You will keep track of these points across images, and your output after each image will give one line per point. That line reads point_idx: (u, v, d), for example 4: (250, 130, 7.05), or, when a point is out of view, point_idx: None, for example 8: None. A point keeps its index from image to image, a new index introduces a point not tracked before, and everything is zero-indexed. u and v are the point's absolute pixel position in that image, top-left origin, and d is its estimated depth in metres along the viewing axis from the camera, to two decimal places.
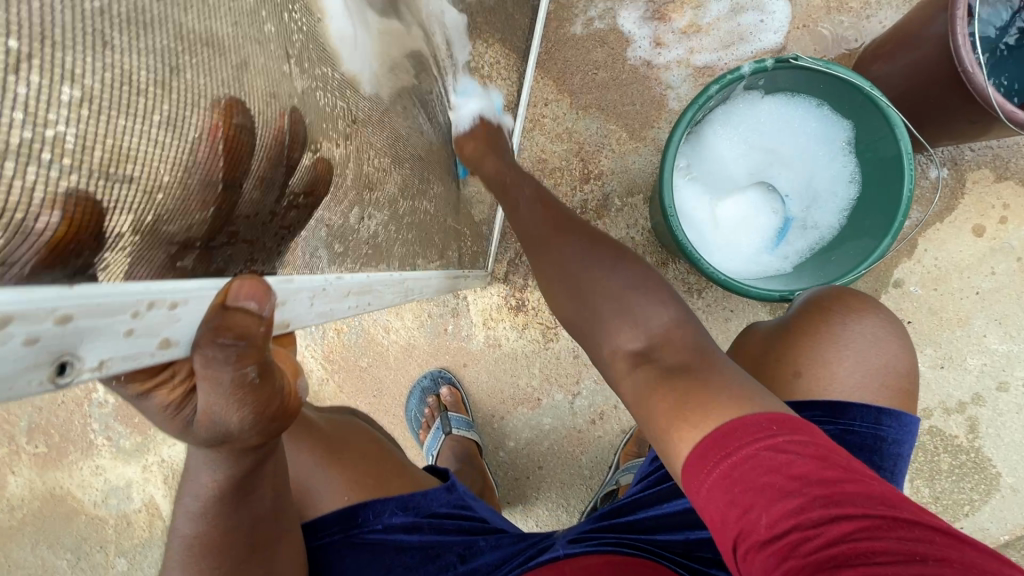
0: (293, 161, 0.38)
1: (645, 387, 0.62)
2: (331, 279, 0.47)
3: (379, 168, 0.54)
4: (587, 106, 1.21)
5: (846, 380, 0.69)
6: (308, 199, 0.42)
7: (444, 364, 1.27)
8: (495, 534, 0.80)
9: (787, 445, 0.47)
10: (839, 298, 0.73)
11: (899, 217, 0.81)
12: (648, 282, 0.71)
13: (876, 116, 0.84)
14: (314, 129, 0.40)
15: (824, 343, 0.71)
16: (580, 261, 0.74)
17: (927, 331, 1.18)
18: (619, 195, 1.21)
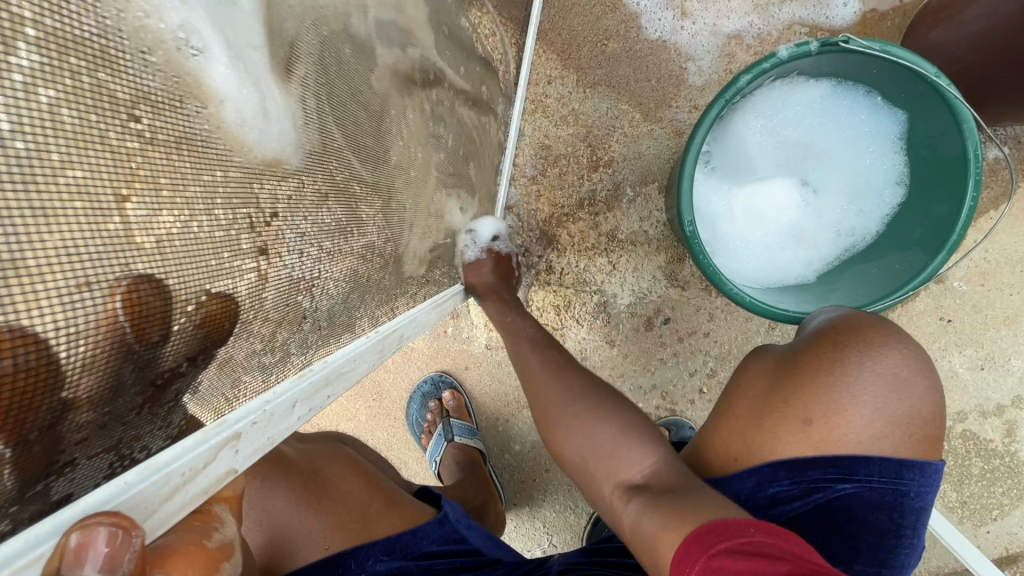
0: (159, 335, 0.30)
1: (636, 515, 0.59)
2: (268, 396, 0.40)
3: (325, 237, 0.43)
4: (595, 83, 1.07)
5: (863, 431, 0.62)
6: (196, 364, 0.34)
7: (445, 367, 1.21)
8: (490, 565, 0.75)
9: (762, 545, 0.46)
10: (855, 331, 0.64)
11: (956, 231, 0.70)
12: (636, 429, 0.68)
13: (940, 108, 0.71)
14: (198, 277, 0.31)
15: (840, 385, 0.62)
16: (580, 411, 0.71)
17: (969, 331, 1.08)
18: (631, 184, 1.09)
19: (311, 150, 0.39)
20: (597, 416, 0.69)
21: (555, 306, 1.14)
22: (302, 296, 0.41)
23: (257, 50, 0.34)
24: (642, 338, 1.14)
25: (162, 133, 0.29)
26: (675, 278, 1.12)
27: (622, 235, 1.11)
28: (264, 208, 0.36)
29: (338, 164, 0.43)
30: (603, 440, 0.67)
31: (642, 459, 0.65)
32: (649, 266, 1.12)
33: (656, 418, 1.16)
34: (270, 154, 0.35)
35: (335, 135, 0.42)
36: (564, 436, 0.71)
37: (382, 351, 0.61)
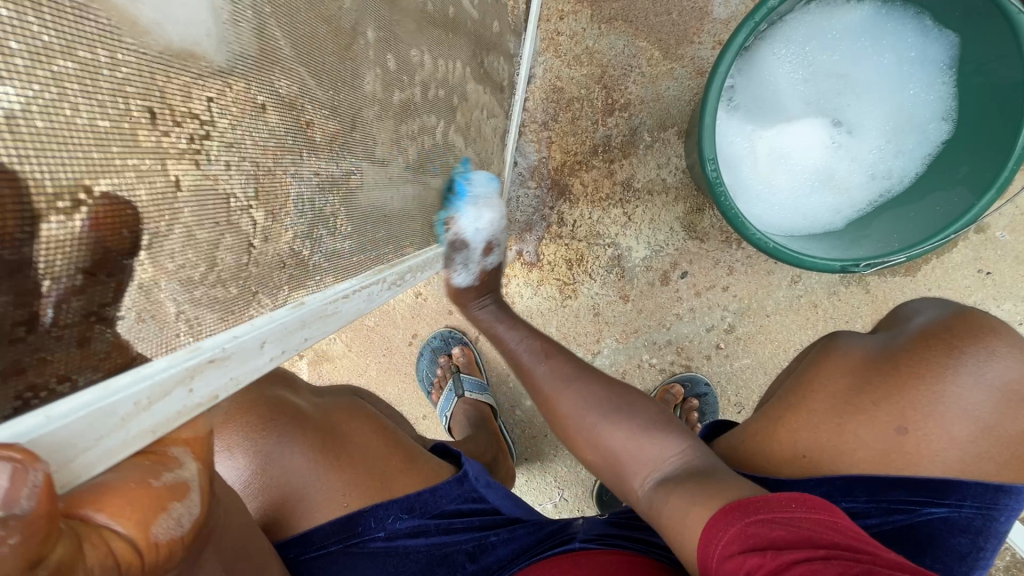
0: (21, 233, 0.25)
1: (664, 501, 0.62)
2: (236, 334, 0.38)
3: (257, 154, 0.38)
4: (611, 18, 0.99)
5: (966, 445, 0.64)
6: (106, 279, 0.29)
7: (455, 324, 1.19)
8: (510, 525, 0.76)
9: (801, 521, 0.50)
10: (963, 334, 0.66)
11: (1009, 165, 0.63)
12: (663, 423, 0.72)
13: (999, 24, 0.63)
14: (71, 168, 0.26)
15: (944, 392, 0.64)
16: (595, 409, 0.75)
17: (1010, 284, 1.01)
18: (649, 129, 1.03)
19: (237, 48, 0.34)
20: (621, 417, 0.73)
21: (567, 260, 1.11)
22: (240, 218, 0.37)
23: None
24: (658, 293, 1.10)
25: None
26: (694, 229, 1.06)
27: (638, 183, 1.06)
28: (175, 106, 0.31)
29: (283, 75, 0.39)
30: (623, 441, 0.72)
31: (669, 447, 0.69)
32: (666, 217, 1.06)
33: (670, 375, 1.13)
34: (181, 42, 0.30)
35: (278, 40, 0.37)
36: (591, 454, 0.75)
37: (370, 298, 0.60)
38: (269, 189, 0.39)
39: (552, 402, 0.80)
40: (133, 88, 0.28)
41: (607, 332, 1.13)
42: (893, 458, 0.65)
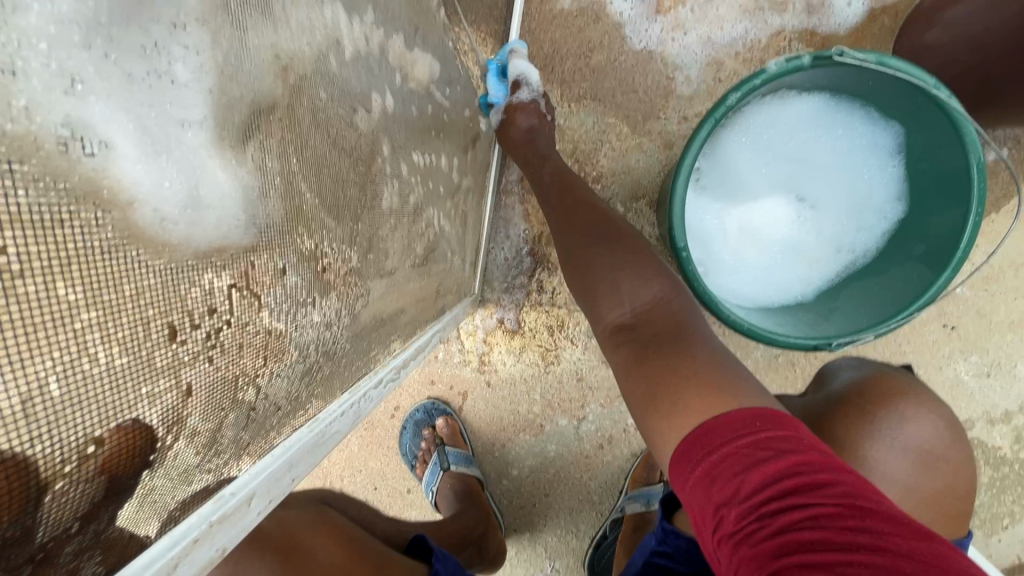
0: (25, 505, 0.24)
1: (626, 368, 0.59)
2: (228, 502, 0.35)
3: (272, 321, 0.37)
4: (580, 97, 1.03)
5: (894, 509, 0.62)
6: (100, 505, 0.28)
7: (437, 394, 1.18)
8: None
9: (765, 440, 0.45)
10: (880, 392, 0.67)
11: (961, 247, 0.66)
12: (640, 259, 0.65)
13: (939, 120, 0.67)
14: (86, 423, 0.25)
15: (868, 457, 0.63)
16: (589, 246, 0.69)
17: (973, 337, 1.05)
18: (621, 199, 1.06)
19: (256, 224, 0.34)
20: (607, 244, 0.67)
21: (549, 327, 1.11)
22: (244, 390, 0.36)
23: (188, 127, 0.29)
24: None
25: (42, 257, 0.22)
26: None
27: None
28: (195, 310, 0.30)
29: (302, 230, 0.39)
30: (602, 268, 0.65)
31: (645, 290, 0.62)
32: None
33: None
34: (202, 247, 0.30)
35: (297, 195, 0.38)
36: (574, 264, 0.69)
37: (363, 407, 0.56)
38: (270, 353, 0.38)
39: (561, 198, 0.78)
40: (156, 311, 0.28)
41: (592, 397, 1.14)
42: None
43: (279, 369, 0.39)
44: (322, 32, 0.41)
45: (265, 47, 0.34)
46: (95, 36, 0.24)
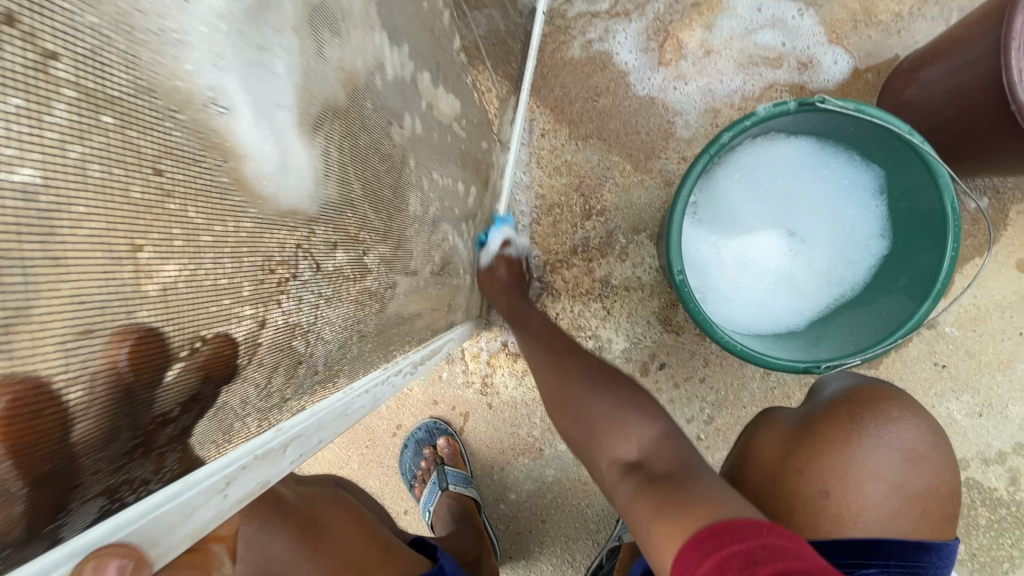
0: (154, 376, 0.30)
1: (628, 495, 0.63)
2: (259, 449, 0.39)
3: (326, 287, 0.43)
4: (587, 136, 1.11)
5: (882, 504, 0.63)
6: (198, 397, 0.34)
7: (440, 414, 1.20)
8: None
9: (777, 544, 0.47)
10: (865, 397, 0.69)
11: (942, 278, 0.71)
12: (633, 403, 0.73)
13: (916, 163, 0.73)
14: (193, 323, 0.31)
15: (856, 456, 0.65)
16: (583, 386, 0.79)
17: (964, 377, 1.08)
18: (624, 231, 1.12)
19: (322, 202, 0.40)
20: (602, 392, 0.76)
21: None
22: (298, 342, 0.41)
23: (283, 111, 0.36)
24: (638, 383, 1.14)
25: (179, 185, 0.29)
26: (669, 322, 1.13)
27: (616, 281, 1.13)
28: (274, 256, 0.37)
29: (356, 216, 0.45)
30: (603, 412, 0.73)
31: (645, 428, 0.70)
32: (642, 311, 1.13)
33: None
34: (287, 205, 0.37)
35: (354, 185, 0.44)
36: (570, 419, 0.78)
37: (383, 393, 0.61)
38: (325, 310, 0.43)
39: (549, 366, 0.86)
40: (248, 250, 0.34)
41: None
42: (820, 522, 0.63)
43: (325, 331, 0.44)
44: (372, 54, 0.48)
45: (337, 63, 0.42)
46: (236, 30, 0.32)
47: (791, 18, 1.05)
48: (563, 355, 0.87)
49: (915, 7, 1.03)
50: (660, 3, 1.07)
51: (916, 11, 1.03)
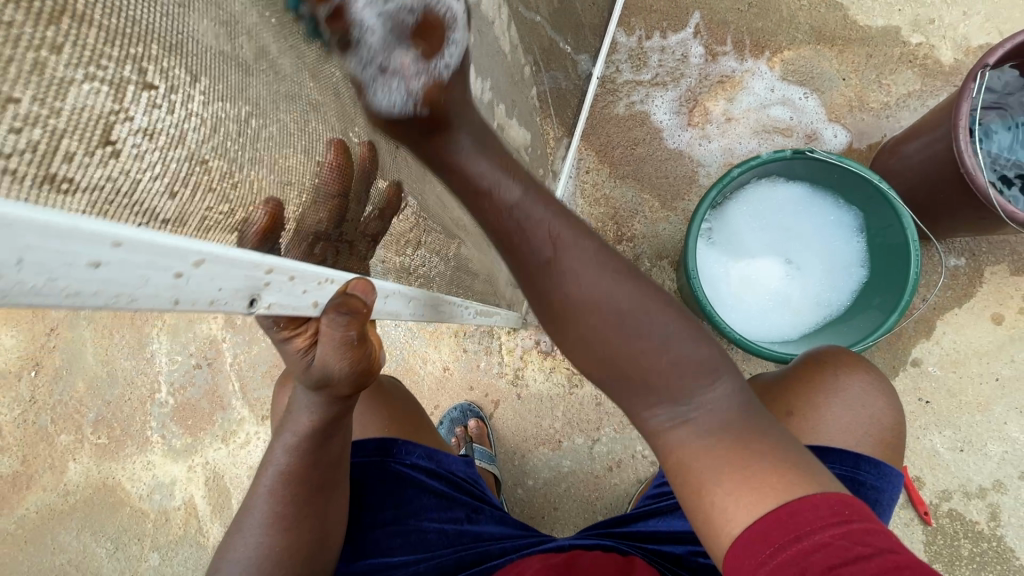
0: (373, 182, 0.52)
1: (678, 444, 0.61)
2: (403, 288, 0.62)
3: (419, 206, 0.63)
4: (623, 176, 1.34)
5: (837, 424, 0.80)
6: (382, 217, 0.55)
7: (473, 399, 1.35)
8: (498, 510, 0.92)
9: (861, 536, 0.50)
10: (829, 352, 0.87)
11: (906, 295, 0.88)
12: (699, 361, 0.61)
13: (885, 207, 0.93)
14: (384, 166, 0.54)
15: (819, 388, 0.83)
16: (624, 330, 0.61)
17: (946, 413, 1.21)
18: (649, 256, 1.32)
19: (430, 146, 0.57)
20: (652, 347, 0.61)
21: None
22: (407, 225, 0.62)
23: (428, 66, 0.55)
24: None
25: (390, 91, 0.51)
26: None
27: None
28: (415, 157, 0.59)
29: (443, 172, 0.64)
30: (653, 360, 0.60)
31: (712, 389, 0.61)
32: None
33: None
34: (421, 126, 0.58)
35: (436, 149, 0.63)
36: (595, 367, 0.64)
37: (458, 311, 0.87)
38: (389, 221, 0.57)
39: (571, 279, 0.62)
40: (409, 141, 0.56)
41: (607, 422, 1.30)
42: None
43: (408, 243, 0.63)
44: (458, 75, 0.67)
45: None
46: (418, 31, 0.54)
47: (798, 99, 1.30)
48: (604, 262, 0.63)
49: (900, 99, 1.27)
50: (692, 78, 1.33)
51: (901, 102, 1.27)
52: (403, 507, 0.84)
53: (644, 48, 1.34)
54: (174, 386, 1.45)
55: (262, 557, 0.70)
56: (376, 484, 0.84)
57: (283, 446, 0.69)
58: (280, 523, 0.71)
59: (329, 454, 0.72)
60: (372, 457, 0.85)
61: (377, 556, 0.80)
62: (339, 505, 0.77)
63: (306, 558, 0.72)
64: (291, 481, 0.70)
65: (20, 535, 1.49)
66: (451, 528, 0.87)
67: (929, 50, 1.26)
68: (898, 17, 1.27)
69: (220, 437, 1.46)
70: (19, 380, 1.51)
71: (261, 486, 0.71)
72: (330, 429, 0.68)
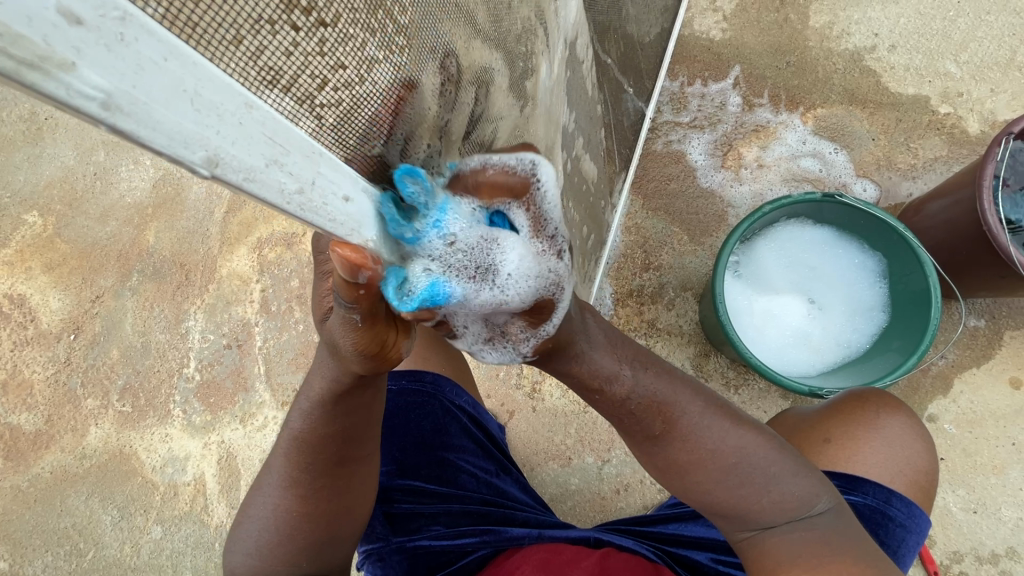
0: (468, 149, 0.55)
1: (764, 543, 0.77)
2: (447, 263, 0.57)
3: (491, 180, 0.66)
4: (656, 208, 1.41)
5: (875, 459, 0.85)
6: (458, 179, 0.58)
7: (489, 407, 1.38)
8: (515, 470, 1.10)
9: None
10: (875, 390, 0.91)
11: (926, 339, 0.92)
12: (797, 480, 0.75)
13: (909, 255, 0.98)
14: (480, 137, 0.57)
15: (862, 423, 0.88)
16: (730, 459, 0.75)
17: (961, 472, 1.20)
18: (674, 286, 1.37)
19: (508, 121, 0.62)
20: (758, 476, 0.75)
21: None
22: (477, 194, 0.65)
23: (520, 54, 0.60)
24: None
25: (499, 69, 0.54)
26: (700, 369, 1.33)
27: (660, 325, 1.36)
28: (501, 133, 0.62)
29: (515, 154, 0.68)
30: (758, 487, 0.75)
31: (817, 515, 0.76)
32: (679, 354, 1.34)
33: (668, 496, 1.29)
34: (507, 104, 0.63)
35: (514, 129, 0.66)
36: (704, 486, 0.76)
37: None
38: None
39: (680, 453, 0.75)
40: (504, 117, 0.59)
41: (618, 443, 1.32)
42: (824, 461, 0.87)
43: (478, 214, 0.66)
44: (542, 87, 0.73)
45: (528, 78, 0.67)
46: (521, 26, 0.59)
47: (828, 153, 1.37)
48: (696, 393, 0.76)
49: (927, 163, 1.33)
50: (728, 124, 1.41)
51: (927, 166, 1.33)
52: (448, 444, 1.01)
53: (686, 93, 1.43)
54: (204, 363, 1.50)
55: (279, 518, 0.73)
56: (427, 415, 1.00)
57: (298, 411, 0.68)
58: (295, 489, 0.72)
59: (343, 429, 0.68)
60: (427, 388, 1.01)
61: (418, 481, 0.97)
62: (358, 482, 0.76)
63: (326, 522, 0.74)
64: (305, 449, 0.69)
65: (30, 493, 1.51)
66: (484, 475, 1.03)
67: (956, 120, 1.34)
68: (928, 87, 1.35)
69: (239, 418, 1.50)
70: (57, 341, 1.57)
71: (279, 449, 0.72)
72: (349, 398, 0.65)
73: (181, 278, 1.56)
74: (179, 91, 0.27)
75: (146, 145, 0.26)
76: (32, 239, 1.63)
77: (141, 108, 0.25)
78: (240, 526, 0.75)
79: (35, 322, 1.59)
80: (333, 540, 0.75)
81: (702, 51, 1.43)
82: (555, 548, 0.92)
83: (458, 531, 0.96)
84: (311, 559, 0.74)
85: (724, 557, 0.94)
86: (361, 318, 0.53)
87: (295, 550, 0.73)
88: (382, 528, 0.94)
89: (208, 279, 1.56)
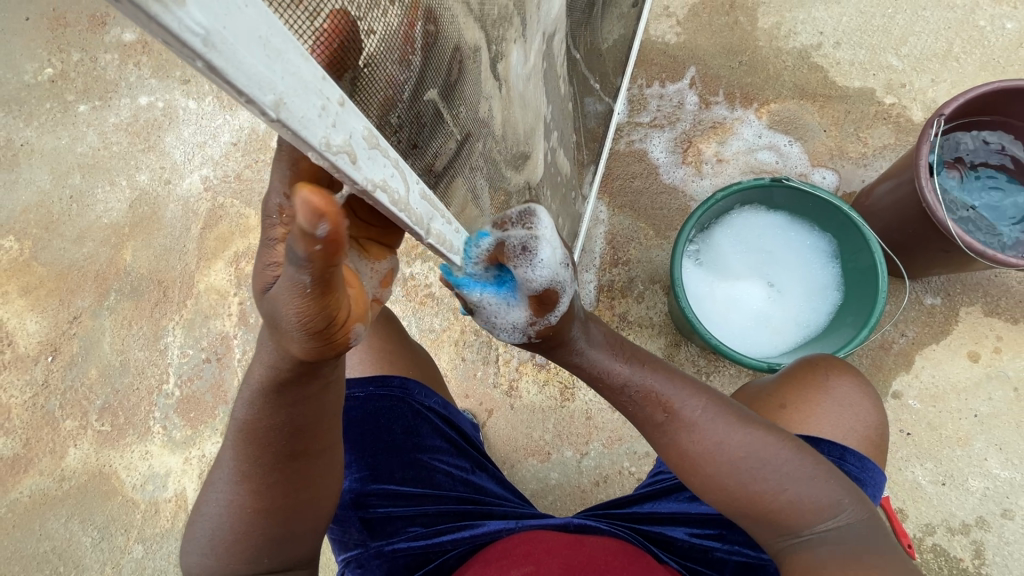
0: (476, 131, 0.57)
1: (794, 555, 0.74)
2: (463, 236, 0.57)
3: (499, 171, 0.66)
4: (621, 206, 1.45)
5: (830, 422, 0.88)
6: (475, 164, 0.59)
7: (467, 408, 1.39)
8: (492, 467, 1.10)
9: None
10: (822, 357, 0.94)
11: (876, 312, 0.96)
12: (819, 474, 0.75)
13: (856, 235, 1.03)
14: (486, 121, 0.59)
15: (818, 390, 0.90)
16: (737, 445, 0.76)
17: (927, 446, 1.23)
18: (642, 280, 1.41)
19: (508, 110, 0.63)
20: (773, 467, 0.75)
21: None
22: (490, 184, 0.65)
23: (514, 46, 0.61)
24: None
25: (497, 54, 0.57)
26: (672, 359, 1.36)
27: (631, 318, 1.39)
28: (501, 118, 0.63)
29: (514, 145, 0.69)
30: (773, 476, 0.74)
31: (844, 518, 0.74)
32: (650, 346, 1.37)
33: None
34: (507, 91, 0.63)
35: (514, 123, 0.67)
36: (711, 470, 0.76)
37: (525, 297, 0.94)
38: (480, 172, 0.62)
39: (688, 444, 0.77)
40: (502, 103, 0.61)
41: (596, 436, 1.34)
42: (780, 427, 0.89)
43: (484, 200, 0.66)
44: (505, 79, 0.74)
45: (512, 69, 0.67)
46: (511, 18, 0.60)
47: (783, 145, 1.43)
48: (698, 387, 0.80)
49: (876, 151, 1.40)
50: (687, 122, 1.46)
51: (876, 153, 1.39)
52: (417, 441, 1.01)
53: (645, 95, 1.48)
54: (182, 378, 1.51)
55: (232, 514, 0.73)
56: (397, 418, 1.00)
57: (242, 402, 0.68)
58: (247, 483, 0.73)
59: (290, 420, 0.69)
60: (395, 392, 1.01)
61: (393, 484, 0.97)
62: (318, 475, 0.77)
63: (283, 516, 0.75)
64: (253, 441, 0.70)
65: (8, 519, 1.49)
66: (458, 472, 1.04)
67: (902, 109, 1.40)
68: (873, 80, 1.42)
69: (219, 431, 1.50)
70: (34, 363, 1.57)
71: (228, 441, 0.72)
72: (297, 393, 0.66)
73: (158, 295, 1.58)
74: (256, 37, 0.29)
75: (231, 84, 0.29)
76: (9, 264, 1.64)
77: (230, 48, 0.28)
78: (194, 524, 0.76)
79: (12, 346, 1.59)
80: (291, 534, 0.77)
81: (659, 54, 1.50)
82: (530, 537, 0.93)
83: (436, 530, 0.97)
84: (271, 552, 0.76)
85: (700, 531, 0.96)
86: (314, 283, 0.45)
87: (254, 544, 0.74)
88: (360, 534, 0.95)
89: (186, 294, 1.57)
